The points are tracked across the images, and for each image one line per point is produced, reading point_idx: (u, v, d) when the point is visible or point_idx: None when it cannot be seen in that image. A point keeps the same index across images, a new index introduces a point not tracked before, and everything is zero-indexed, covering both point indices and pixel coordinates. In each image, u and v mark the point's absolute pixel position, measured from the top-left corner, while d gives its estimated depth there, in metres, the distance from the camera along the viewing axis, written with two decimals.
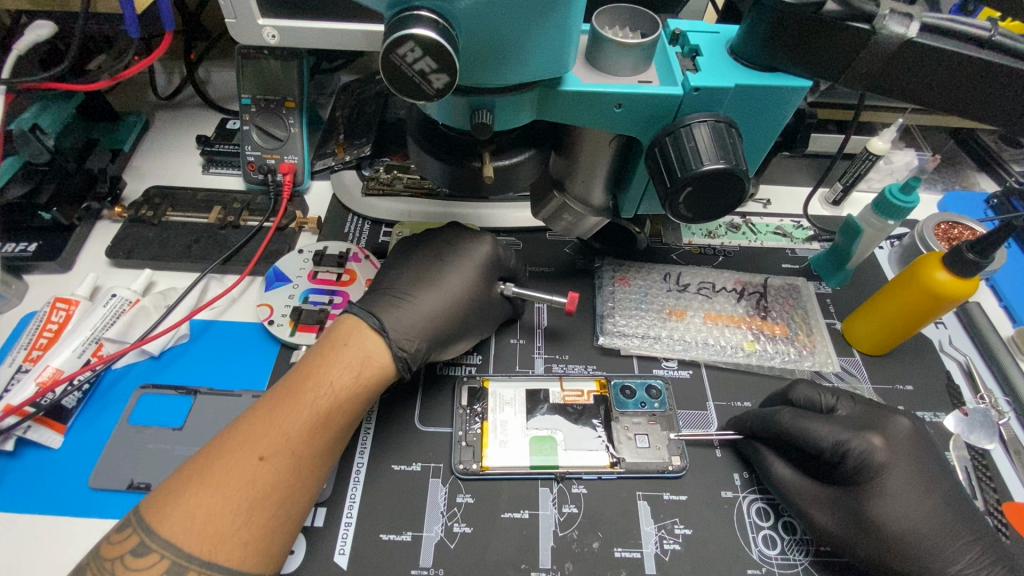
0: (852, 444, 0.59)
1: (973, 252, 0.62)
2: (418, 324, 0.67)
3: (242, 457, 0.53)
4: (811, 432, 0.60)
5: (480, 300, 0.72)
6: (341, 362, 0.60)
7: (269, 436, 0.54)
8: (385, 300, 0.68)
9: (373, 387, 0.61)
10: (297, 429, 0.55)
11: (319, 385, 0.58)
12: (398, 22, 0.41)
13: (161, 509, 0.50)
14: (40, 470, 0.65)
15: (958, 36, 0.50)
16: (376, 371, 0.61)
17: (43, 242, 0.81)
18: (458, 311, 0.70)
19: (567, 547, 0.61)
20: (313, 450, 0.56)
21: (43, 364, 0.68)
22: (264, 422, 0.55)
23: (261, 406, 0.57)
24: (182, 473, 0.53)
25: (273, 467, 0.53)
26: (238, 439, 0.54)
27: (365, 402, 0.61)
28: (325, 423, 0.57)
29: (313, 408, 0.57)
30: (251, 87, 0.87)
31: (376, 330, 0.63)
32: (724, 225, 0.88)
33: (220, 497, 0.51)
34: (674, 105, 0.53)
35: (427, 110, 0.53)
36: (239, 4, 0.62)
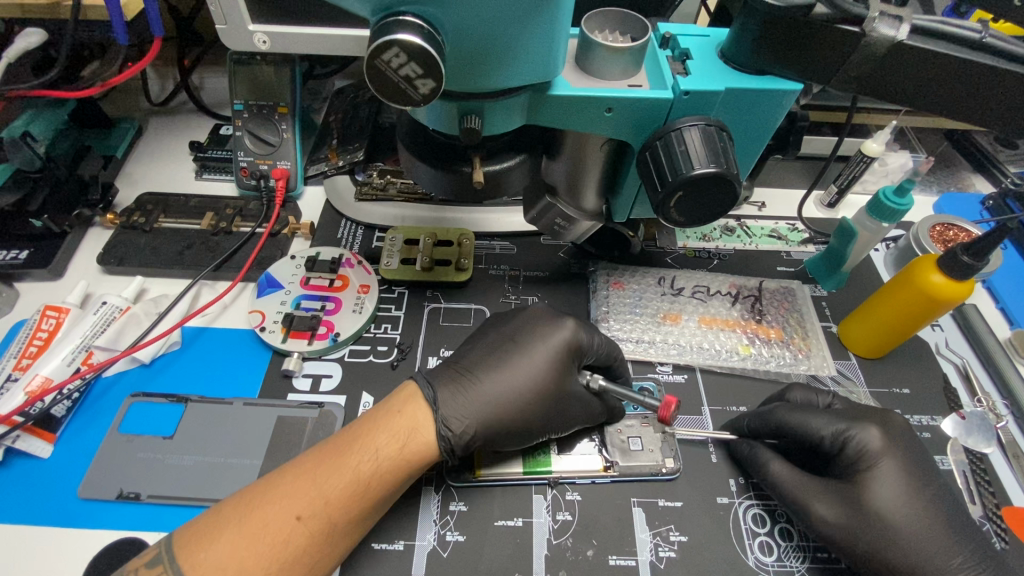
0: (852, 434, 0.60)
1: (968, 254, 0.62)
2: (473, 409, 0.60)
3: (280, 513, 0.52)
4: (810, 425, 0.61)
5: (549, 395, 0.63)
6: (391, 430, 0.57)
7: (308, 496, 0.53)
8: (450, 374, 0.63)
9: (418, 463, 0.57)
10: (338, 495, 0.53)
11: (365, 451, 0.55)
12: (382, 28, 0.41)
13: (193, 554, 0.50)
14: (29, 480, 0.64)
15: (952, 38, 0.50)
16: (428, 447, 0.57)
17: (35, 250, 0.80)
18: (521, 405, 0.62)
19: (561, 555, 0.60)
20: (349, 518, 0.54)
21: (32, 374, 0.67)
22: (306, 479, 0.54)
23: (306, 461, 0.55)
24: (220, 513, 0.52)
25: (308, 530, 0.52)
26: (277, 491, 0.53)
27: (409, 474, 0.57)
28: (366, 492, 0.54)
29: (356, 474, 0.54)
30: (243, 93, 0.87)
31: (430, 402, 0.59)
32: (719, 228, 0.88)
33: (253, 553, 0.50)
34: (664, 109, 0.53)
35: (417, 115, 0.53)
36: (229, 10, 0.62)
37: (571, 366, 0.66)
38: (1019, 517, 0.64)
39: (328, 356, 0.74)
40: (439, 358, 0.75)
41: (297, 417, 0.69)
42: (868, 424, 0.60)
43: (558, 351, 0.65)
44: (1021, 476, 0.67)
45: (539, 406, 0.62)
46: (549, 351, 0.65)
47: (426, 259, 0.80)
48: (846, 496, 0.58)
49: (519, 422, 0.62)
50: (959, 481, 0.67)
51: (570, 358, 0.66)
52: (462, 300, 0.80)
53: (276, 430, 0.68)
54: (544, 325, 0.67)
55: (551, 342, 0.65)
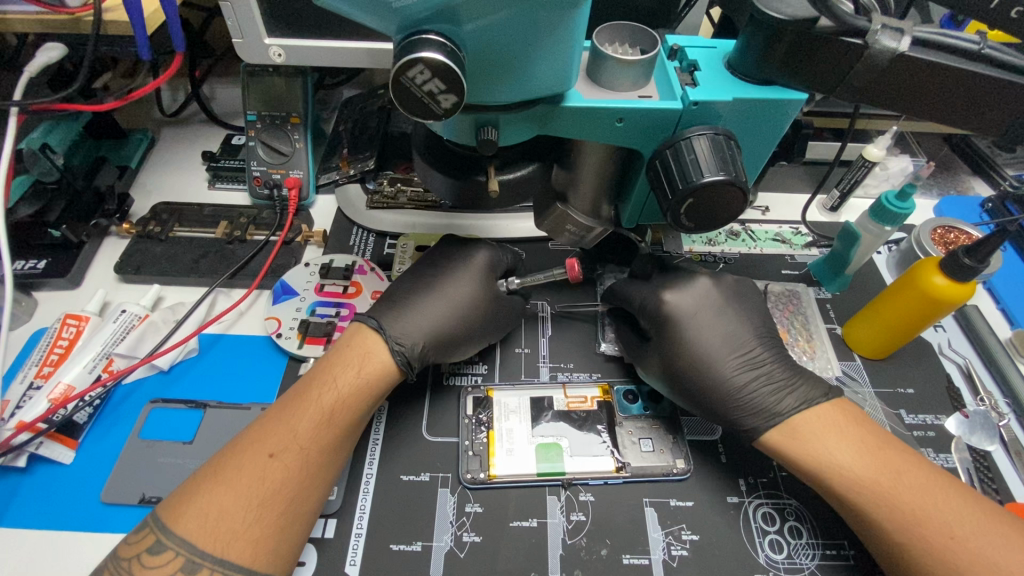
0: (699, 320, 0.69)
1: (970, 256, 0.64)
2: (420, 323, 0.69)
3: (254, 455, 0.56)
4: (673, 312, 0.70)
5: (483, 301, 0.74)
6: (344, 361, 0.64)
7: (278, 434, 0.57)
8: (382, 307, 0.71)
9: (376, 384, 0.64)
10: (305, 426, 0.58)
11: (325, 385, 0.61)
12: (406, 46, 0.42)
13: (176, 508, 0.52)
14: (52, 486, 0.66)
15: (951, 49, 0.52)
16: (381, 368, 0.64)
17: (53, 259, 0.82)
18: (460, 312, 0.72)
19: (575, 554, 0.61)
20: (320, 446, 0.58)
21: (55, 382, 0.68)
22: (274, 421, 0.59)
23: (272, 410, 0.61)
24: (197, 475, 0.55)
25: (283, 463, 0.56)
26: (249, 440, 0.57)
27: (370, 400, 0.63)
28: (332, 419, 0.60)
29: (320, 404, 0.60)
30: (256, 104, 0.89)
31: (375, 330, 0.67)
32: (724, 232, 0.89)
33: (233, 494, 0.53)
34: (675, 119, 0.54)
35: (434, 127, 0.54)
36: (247, 25, 0.64)
37: (492, 281, 0.77)
38: None
39: None
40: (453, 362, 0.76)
41: None
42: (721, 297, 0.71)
43: (480, 268, 0.76)
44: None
45: (478, 310, 0.73)
46: (471, 269, 0.76)
47: None
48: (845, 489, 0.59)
49: (463, 328, 0.71)
50: (964, 478, 0.68)
51: (491, 274, 0.77)
52: None
53: None
54: (457, 249, 0.78)
55: (474, 262, 0.76)
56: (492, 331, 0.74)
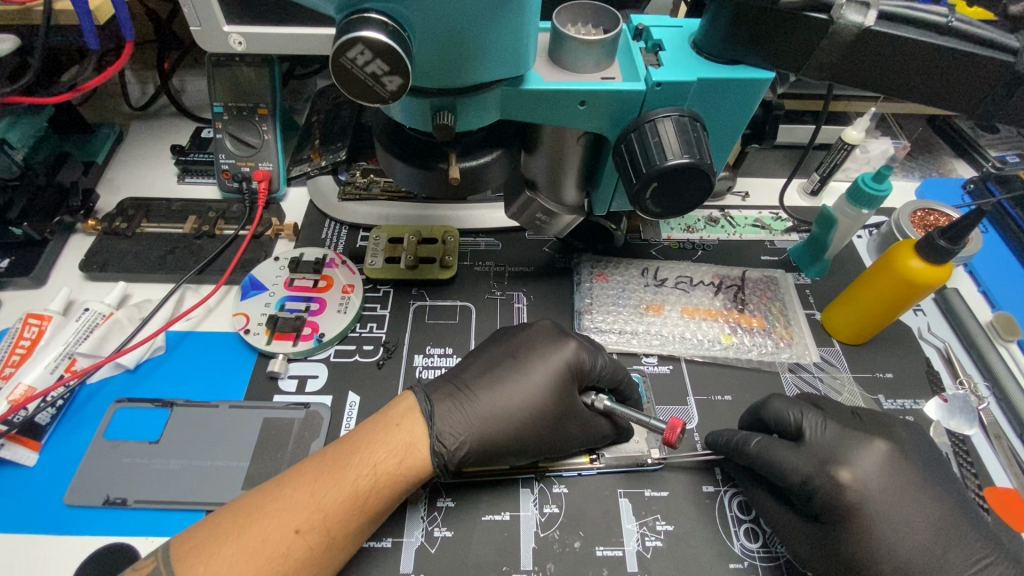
0: (817, 482, 0.57)
1: (946, 238, 0.62)
2: (471, 425, 0.60)
3: (280, 527, 0.52)
4: (778, 465, 0.59)
5: (550, 417, 0.62)
6: (387, 443, 0.57)
7: (308, 509, 0.53)
8: (447, 389, 0.63)
9: (417, 478, 0.57)
10: (337, 509, 0.53)
11: (363, 463, 0.56)
12: (347, 25, 0.41)
13: (192, 564, 0.50)
14: (15, 488, 0.64)
15: (918, 22, 0.50)
16: (425, 461, 0.57)
17: (16, 258, 0.80)
18: (516, 423, 0.61)
19: (548, 548, 0.60)
20: (347, 530, 0.54)
21: (15, 382, 0.67)
22: (306, 491, 0.54)
23: (304, 471, 0.56)
24: (217, 526, 0.52)
25: (308, 543, 0.52)
26: (277, 506, 0.53)
27: (405, 490, 0.57)
28: (363, 505, 0.55)
29: (355, 486, 0.55)
30: (222, 95, 0.86)
31: (427, 417, 0.59)
32: (703, 219, 0.88)
33: (252, 567, 0.50)
34: (637, 100, 0.53)
35: (391, 113, 0.52)
36: (203, 11, 0.61)
37: (573, 388, 0.65)
38: (1002, 497, 0.65)
39: (314, 356, 0.74)
40: (426, 355, 0.75)
41: (284, 419, 0.69)
42: (873, 439, 0.58)
43: (559, 372, 0.64)
44: (1002, 457, 0.68)
45: (538, 426, 0.62)
46: (549, 372, 0.64)
47: (411, 257, 0.80)
48: (825, 530, 0.57)
49: (515, 441, 0.61)
50: None
51: (572, 380, 0.65)
52: (447, 297, 0.80)
53: (262, 432, 0.68)
54: (547, 346, 0.66)
55: (553, 362, 0.64)
56: (551, 452, 0.63)
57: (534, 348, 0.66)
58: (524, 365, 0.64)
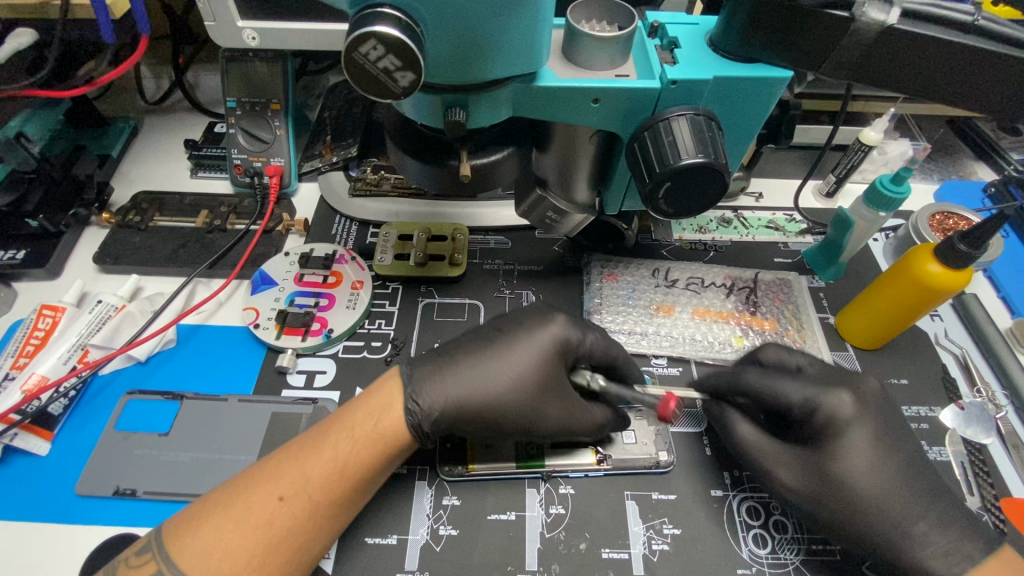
0: (822, 402, 0.59)
1: (965, 242, 0.61)
2: (451, 395, 0.58)
3: (264, 496, 0.52)
4: (779, 389, 0.60)
5: (535, 390, 0.60)
6: (367, 408, 0.57)
7: (289, 476, 0.53)
8: (429, 356, 0.62)
9: (398, 443, 0.57)
10: (316, 476, 0.53)
11: (343, 429, 0.56)
12: (360, 20, 0.40)
13: (181, 537, 0.51)
14: (27, 477, 0.65)
15: (944, 20, 0.49)
16: (402, 423, 0.57)
17: (32, 249, 0.81)
18: (500, 395, 0.59)
19: (553, 549, 0.60)
20: (331, 497, 0.53)
21: (29, 372, 0.68)
22: (287, 460, 0.54)
23: (289, 444, 0.57)
24: (207, 500, 0.53)
25: (291, 511, 0.52)
26: (262, 476, 0.54)
27: (390, 456, 0.56)
28: (346, 471, 0.54)
29: (336, 453, 0.55)
30: (236, 90, 0.87)
31: (406, 379, 0.59)
32: (715, 219, 0.87)
33: (237, 536, 0.50)
34: (652, 99, 0.52)
35: (402, 109, 0.52)
36: (217, 6, 0.61)
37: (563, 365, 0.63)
38: (1019, 508, 0.63)
39: (323, 352, 0.74)
40: None
41: (292, 414, 0.69)
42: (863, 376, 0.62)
43: (547, 346, 0.62)
44: (1020, 467, 0.66)
45: (523, 399, 0.60)
46: (536, 344, 0.62)
47: (420, 254, 0.80)
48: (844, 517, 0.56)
49: (498, 414, 0.59)
50: (957, 472, 0.66)
51: (563, 357, 0.63)
52: (456, 295, 0.80)
53: (271, 427, 0.68)
54: (533, 321, 0.64)
55: (539, 337, 0.62)
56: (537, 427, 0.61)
57: (529, 321, 0.64)
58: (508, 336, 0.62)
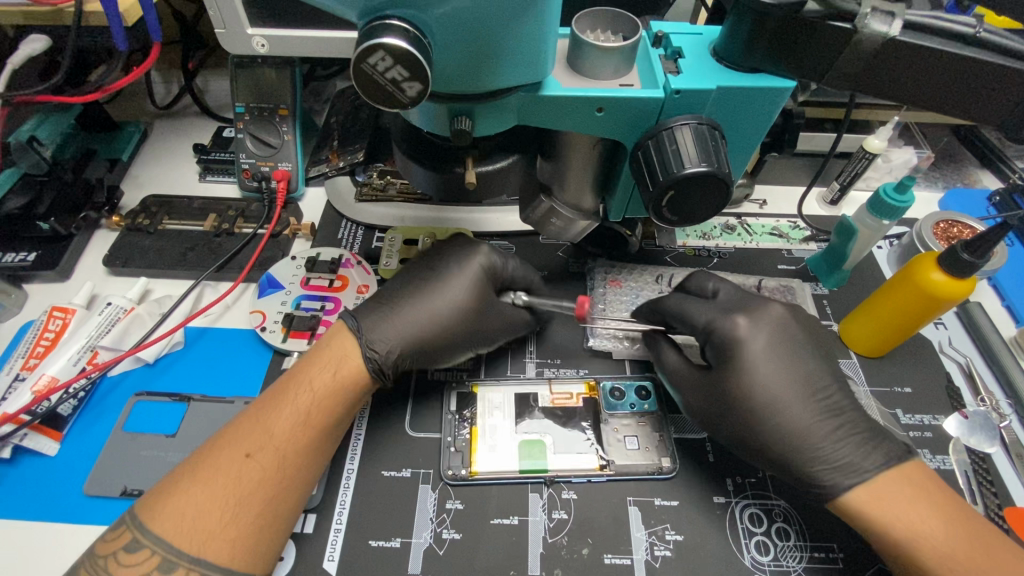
0: (720, 323, 0.65)
1: (969, 252, 0.61)
2: (398, 329, 0.66)
3: (230, 454, 0.55)
4: (688, 311, 0.67)
5: (470, 313, 0.69)
6: (322, 363, 0.62)
7: (252, 435, 0.56)
8: (371, 306, 0.68)
9: (356, 388, 0.62)
10: (280, 428, 0.57)
11: (302, 385, 0.60)
12: (368, 33, 0.41)
13: (153, 506, 0.52)
14: (36, 477, 0.66)
15: (945, 33, 0.50)
16: (357, 369, 0.62)
17: (42, 252, 0.82)
18: (440, 322, 0.68)
19: (556, 553, 0.60)
20: (298, 446, 0.57)
21: (39, 373, 0.69)
22: (249, 421, 0.57)
23: (248, 409, 0.59)
24: (176, 472, 0.55)
25: (259, 464, 0.55)
26: (225, 440, 0.56)
27: (349, 401, 0.61)
28: (309, 420, 0.58)
29: (298, 406, 0.58)
30: (245, 96, 0.88)
31: (354, 332, 0.64)
32: (719, 226, 0.87)
33: (209, 496, 0.52)
34: (656, 109, 0.52)
35: (409, 117, 0.53)
36: (228, 14, 0.63)
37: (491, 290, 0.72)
38: None
39: None
40: None
41: None
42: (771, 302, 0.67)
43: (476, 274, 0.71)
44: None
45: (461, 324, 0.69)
46: (465, 274, 0.71)
47: None
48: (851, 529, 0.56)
49: (442, 337, 0.68)
50: (960, 481, 0.66)
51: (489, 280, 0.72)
52: None
53: None
54: (459, 253, 0.72)
55: (470, 268, 0.71)
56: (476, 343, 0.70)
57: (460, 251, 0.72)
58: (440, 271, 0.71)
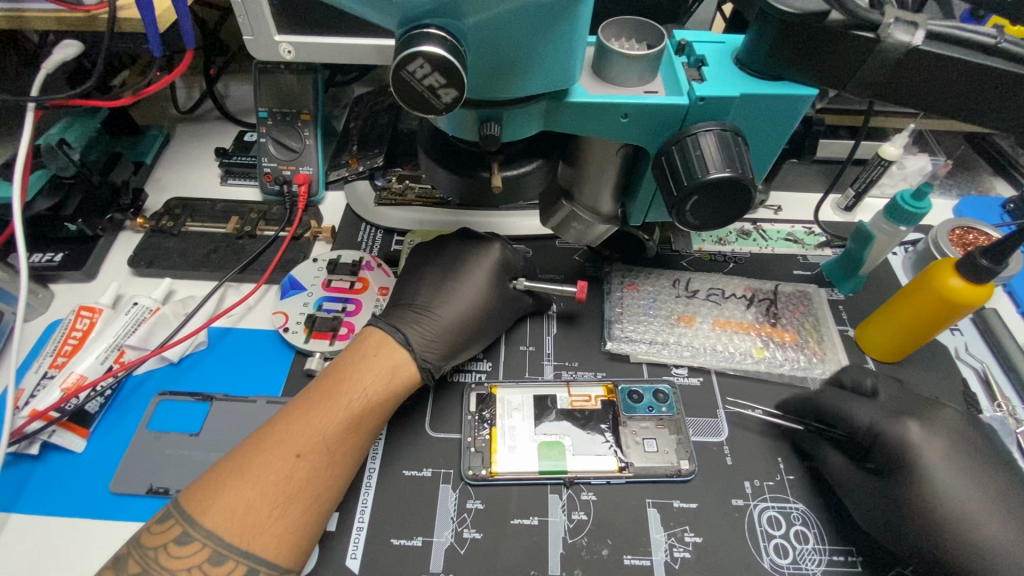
0: (884, 427, 0.62)
1: (987, 258, 0.61)
2: (436, 333, 0.70)
3: (280, 453, 0.56)
4: (849, 410, 0.64)
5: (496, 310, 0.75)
6: (371, 370, 0.63)
7: (303, 435, 0.57)
8: (409, 314, 0.71)
9: (400, 395, 0.64)
10: (331, 430, 0.58)
11: (352, 389, 0.61)
12: (407, 40, 0.42)
13: (202, 501, 0.53)
14: (64, 473, 0.67)
15: (967, 44, 0.50)
16: (403, 376, 0.65)
17: (69, 253, 0.84)
18: (472, 321, 0.73)
19: (576, 554, 0.61)
20: (345, 449, 0.58)
21: (68, 371, 0.70)
22: (300, 420, 0.58)
23: (294, 408, 0.60)
24: (223, 468, 0.55)
25: (309, 464, 0.56)
26: (274, 438, 0.57)
27: (392, 409, 0.64)
28: (357, 425, 0.60)
29: (349, 410, 0.60)
30: (268, 101, 0.89)
31: (403, 344, 0.66)
32: (734, 231, 0.88)
33: (260, 492, 0.53)
34: (680, 115, 0.54)
35: (437, 122, 0.54)
36: (257, 21, 0.64)
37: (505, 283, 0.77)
38: None
39: None
40: None
41: None
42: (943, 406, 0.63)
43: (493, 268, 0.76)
44: None
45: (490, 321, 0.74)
46: (486, 273, 0.76)
47: None
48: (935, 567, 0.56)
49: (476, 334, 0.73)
50: None
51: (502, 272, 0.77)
52: None
53: None
54: (479, 255, 0.77)
55: (486, 262, 0.76)
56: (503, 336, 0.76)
57: (478, 250, 0.77)
58: (461, 272, 0.76)
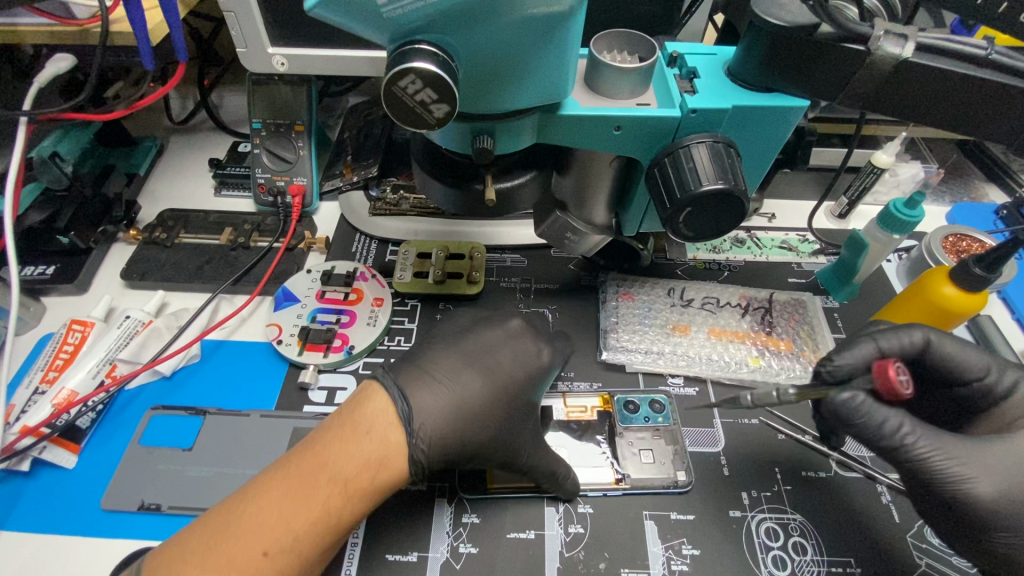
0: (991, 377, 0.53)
1: (980, 266, 0.62)
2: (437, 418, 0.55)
3: (244, 552, 0.47)
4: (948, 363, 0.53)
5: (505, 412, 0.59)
6: (361, 453, 0.51)
7: (273, 530, 0.48)
8: (413, 373, 0.57)
9: (388, 485, 0.52)
10: (305, 529, 0.48)
11: (334, 478, 0.50)
12: (398, 56, 0.42)
13: None
14: (54, 489, 0.66)
15: (957, 54, 0.50)
16: (399, 465, 0.52)
17: (61, 266, 0.83)
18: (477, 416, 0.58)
19: (573, 568, 0.60)
20: (321, 546, 0.50)
21: (59, 386, 0.70)
22: (269, 511, 0.48)
23: (267, 489, 0.50)
24: (179, 557, 0.47)
25: (275, 566, 0.47)
26: (240, 526, 0.48)
27: (378, 499, 0.53)
28: (337, 523, 0.50)
29: (327, 504, 0.49)
30: (262, 112, 0.89)
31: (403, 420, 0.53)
32: (729, 240, 0.88)
33: None
34: (672, 127, 0.54)
35: (429, 135, 0.54)
36: (251, 34, 0.64)
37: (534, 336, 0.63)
38: None
39: (343, 368, 0.76)
40: None
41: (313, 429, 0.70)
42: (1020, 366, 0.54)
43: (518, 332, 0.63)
44: None
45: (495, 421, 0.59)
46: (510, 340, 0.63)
47: (439, 272, 0.82)
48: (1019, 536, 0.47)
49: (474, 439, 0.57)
50: None
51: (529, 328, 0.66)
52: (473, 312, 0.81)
53: (291, 442, 0.69)
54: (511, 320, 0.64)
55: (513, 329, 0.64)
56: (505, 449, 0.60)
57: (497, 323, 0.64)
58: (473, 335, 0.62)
